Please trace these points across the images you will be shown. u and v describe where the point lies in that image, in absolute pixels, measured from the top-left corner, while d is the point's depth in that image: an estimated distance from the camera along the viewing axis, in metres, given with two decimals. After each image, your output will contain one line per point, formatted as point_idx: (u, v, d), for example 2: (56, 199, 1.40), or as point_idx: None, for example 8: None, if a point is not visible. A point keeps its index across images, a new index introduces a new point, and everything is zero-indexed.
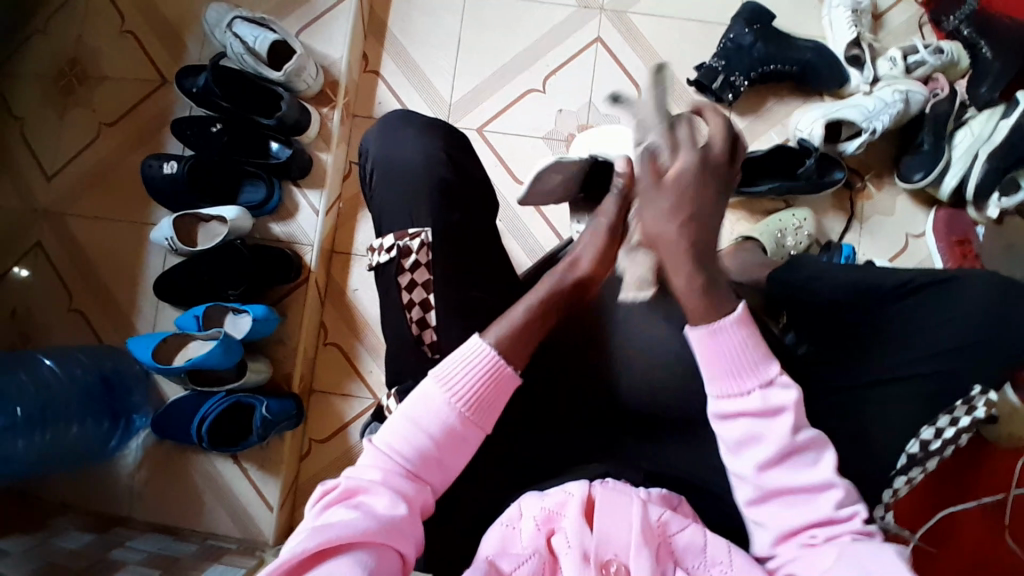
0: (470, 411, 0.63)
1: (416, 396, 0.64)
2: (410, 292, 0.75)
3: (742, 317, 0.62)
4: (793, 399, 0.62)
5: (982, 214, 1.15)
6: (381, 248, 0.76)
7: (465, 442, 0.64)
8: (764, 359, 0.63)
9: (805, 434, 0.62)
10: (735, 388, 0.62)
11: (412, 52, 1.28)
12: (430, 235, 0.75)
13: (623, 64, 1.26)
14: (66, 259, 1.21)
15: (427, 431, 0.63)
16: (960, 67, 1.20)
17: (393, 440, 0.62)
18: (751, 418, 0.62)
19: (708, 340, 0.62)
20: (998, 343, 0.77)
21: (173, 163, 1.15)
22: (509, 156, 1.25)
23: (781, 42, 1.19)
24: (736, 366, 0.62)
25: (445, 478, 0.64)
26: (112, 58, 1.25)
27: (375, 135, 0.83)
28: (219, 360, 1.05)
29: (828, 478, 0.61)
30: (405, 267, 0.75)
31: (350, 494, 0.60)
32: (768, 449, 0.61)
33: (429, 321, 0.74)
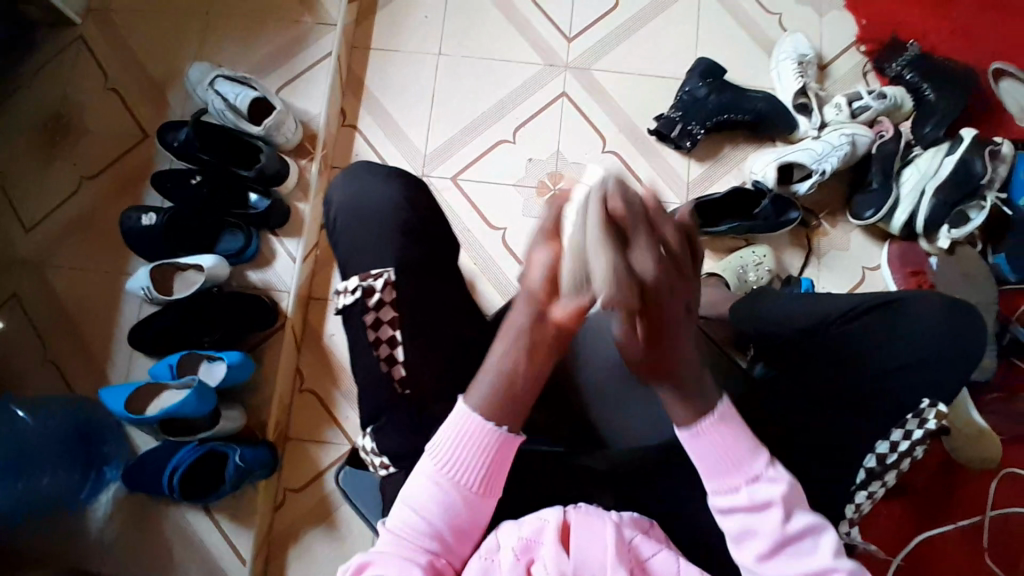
0: (466, 477, 0.67)
1: (422, 476, 0.68)
2: (376, 328, 0.79)
3: (723, 414, 0.66)
4: (779, 494, 0.65)
5: (934, 245, 1.22)
6: (347, 289, 0.80)
7: (466, 507, 0.67)
8: (749, 457, 0.66)
9: (799, 528, 0.65)
10: (727, 477, 0.66)
11: (388, 107, 1.34)
12: (393, 273, 0.80)
13: (588, 116, 1.34)
14: (40, 309, 1.21)
15: (428, 503, 0.67)
16: (904, 110, 1.28)
17: (399, 519, 0.67)
18: (741, 507, 0.66)
19: (693, 444, 0.66)
20: (944, 360, 0.83)
21: (152, 214, 1.18)
22: (484, 204, 1.30)
23: (733, 93, 1.27)
24: (730, 460, 0.66)
25: (459, 555, 0.68)
26: (95, 114, 1.29)
27: (343, 184, 0.88)
28: (192, 408, 1.04)
29: (820, 529, 0.65)
30: (370, 305, 0.79)
31: (365, 568, 0.65)
32: (765, 541, 0.65)
33: (396, 356, 0.77)
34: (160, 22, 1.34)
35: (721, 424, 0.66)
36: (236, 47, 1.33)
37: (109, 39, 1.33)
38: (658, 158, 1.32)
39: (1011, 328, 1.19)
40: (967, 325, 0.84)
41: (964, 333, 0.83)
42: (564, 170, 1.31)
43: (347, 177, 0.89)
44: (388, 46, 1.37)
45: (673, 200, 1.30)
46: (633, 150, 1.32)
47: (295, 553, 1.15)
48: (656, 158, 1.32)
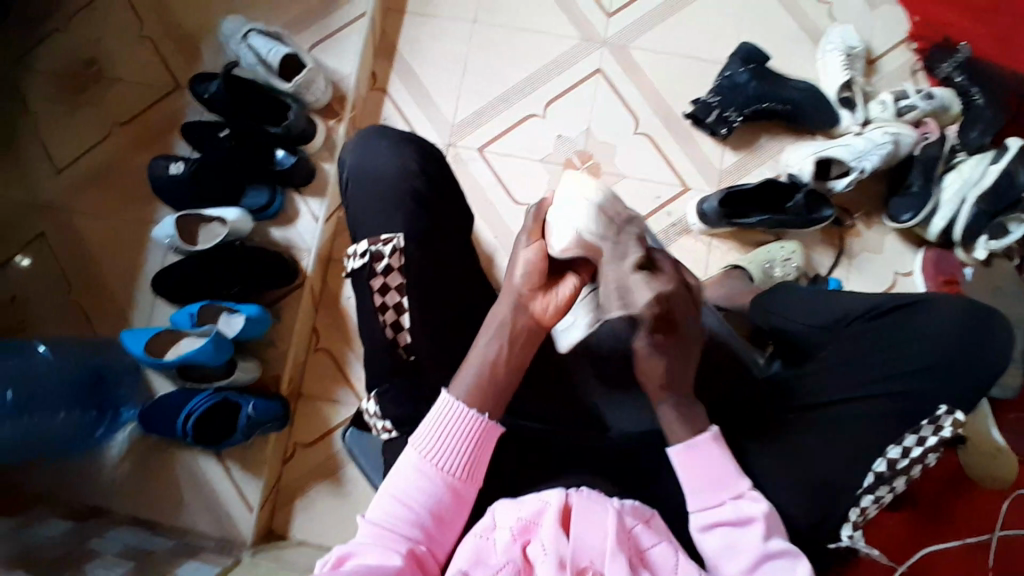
0: (446, 463, 0.70)
1: (403, 465, 0.70)
2: (383, 294, 0.78)
3: (715, 435, 0.72)
4: (760, 512, 0.70)
5: (970, 255, 1.18)
6: (355, 253, 0.81)
7: (449, 496, 0.69)
8: (732, 475, 0.72)
9: (777, 547, 0.68)
10: (711, 493, 0.71)
11: (419, 73, 1.33)
12: (402, 240, 0.79)
13: (622, 96, 1.30)
14: (68, 250, 1.24)
15: (410, 490, 0.69)
16: (951, 113, 1.22)
17: (381, 507, 0.68)
18: (726, 522, 0.70)
19: (685, 458, 0.72)
20: (971, 374, 0.80)
21: (180, 163, 1.19)
22: (510, 178, 1.28)
23: (774, 82, 1.23)
24: (713, 478, 0.71)
25: (440, 541, 0.69)
26: (131, 61, 1.30)
27: (355, 150, 0.88)
28: (208, 357, 1.07)
29: (797, 553, 0.69)
30: (377, 271, 0.79)
31: (347, 559, 0.65)
32: (746, 556, 0.68)
33: (402, 323, 0.78)
34: None
35: (712, 443, 0.72)
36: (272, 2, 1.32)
37: None
38: (691, 144, 1.29)
39: None
40: (995, 337, 0.81)
41: (987, 342, 0.81)
42: (592, 149, 1.29)
43: (357, 145, 0.88)
44: (423, 10, 1.34)
45: (702, 188, 1.27)
46: (665, 133, 1.29)
47: (301, 506, 1.18)
48: (689, 144, 1.29)
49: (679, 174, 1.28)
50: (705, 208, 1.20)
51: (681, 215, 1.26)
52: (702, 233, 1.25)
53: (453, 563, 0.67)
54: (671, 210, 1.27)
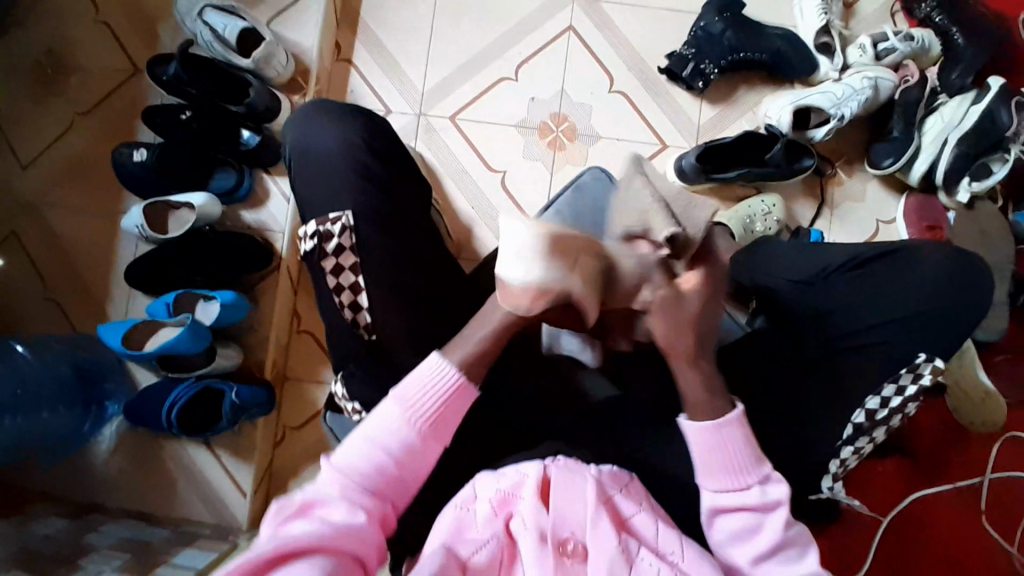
0: (423, 418, 0.67)
1: (378, 414, 0.67)
2: (337, 275, 0.77)
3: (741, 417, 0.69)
4: (785, 497, 0.67)
5: (953, 199, 1.16)
6: (306, 235, 0.80)
7: (423, 456, 0.67)
8: (759, 458, 0.68)
9: (796, 536, 0.66)
10: (733, 475, 0.68)
11: (385, 42, 1.28)
12: (351, 217, 0.78)
13: (596, 53, 1.26)
14: (40, 247, 1.22)
15: (383, 445, 0.66)
16: (932, 55, 1.19)
17: (350, 456, 0.65)
18: (746, 506, 0.67)
19: (709, 437, 0.68)
20: (951, 323, 0.79)
21: (143, 150, 1.15)
22: (484, 145, 1.25)
23: (750, 30, 1.19)
24: (735, 459, 0.68)
25: (405, 493, 0.67)
26: (86, 47, 1.25)
27: (295, 127, 0.84)
28: (187, 345, 1.05)
29: (812, 544, 0.67)
30: (328, 252, 0.78)
31: (308, 507, 0.62)
32: (761, 544, 0.66)
33: (360, 303, 0.77)
34: None
35: (739, 425, 0.69)
36: None
37: None
38: (668, 99, 1.25)
39: None
40: (971, 283, 0.80)
41: (967, 291, 0.79)
42: (568, 111, 1.26)
43: (296, 122, 0.85)
44: None
45: (681, 145, 1.25)
46: (641, 90, 1.25)
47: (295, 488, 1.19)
48: (666, 100, 1.25)
49: (657, 132, 1.25)
50: (684, 164, 1.17)
51: (660, 173, 1.24)
52: (683, 191, 1.23)
53: (433, 538, 0.67)
54: (653, 166, 1.24)
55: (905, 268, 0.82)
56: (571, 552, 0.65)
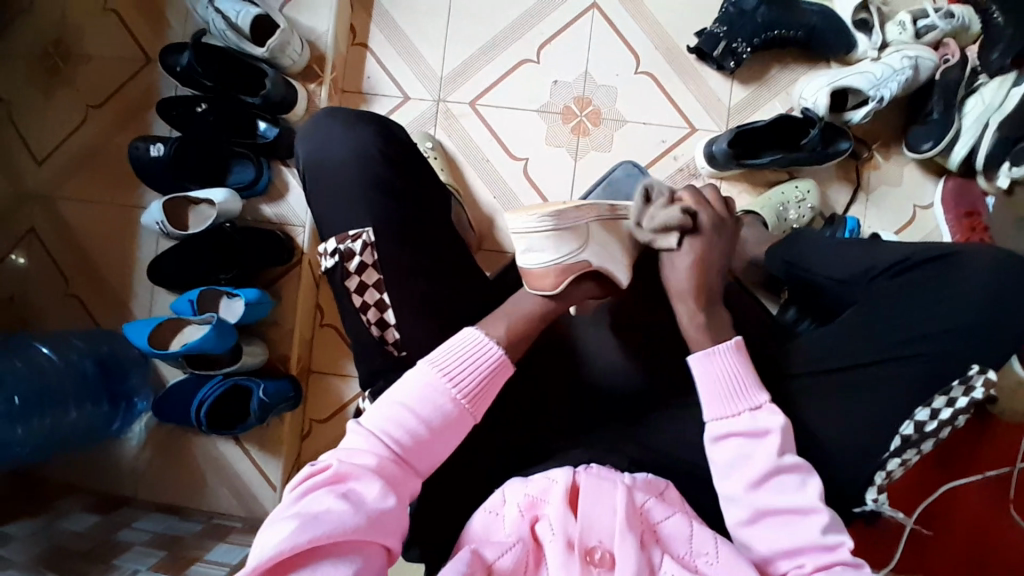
0: (462, 393, 0.68)
1: (416, 380, 0.68)
2: (363, 294, 0.78)
3: (737, 346, 0.72)
4: (778, 424, 0.68)
5: (993, 184, 1.10)
6: (326, 252, 0.79)
7: (457, 431, 0.68)
8: (753, 387, 0.70)
9: (790, 464, 0.67)
10: (729, 403, 0.70)
11: (400, 24, 1.23)
12: (372, 234, 0.77)
13: (621, 32, 1.21)
14: (58, 244, 1.21)
15: (420, 415, 0.66)
16: (972, 31, 1.12)
17: (388, 425, 0.66)
18: (740, 432, 0.69)
19: (705, 364, 0.72)
20: (1002, 326, 0.76)
21: (159, 144, 1.13)
22: (504, 131, 1.21)
23: (786, 4, 1.12)
24: (729, 388, 0.70)
25: (431, 464, 0.67)
26: (95, 36, 1.22)
27: (306, 139, 0.82)
28: (213, 345, 1.05)
29: (807, 472, 0.67)
30: (351, 270, 0.77)
31: (339, 480, 0.62)
32: (756, 467, 0.67)
33: (388, 321, 0.77)
34: None
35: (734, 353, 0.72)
36: None
37: None
38: (697, 80, 1.20)
39: None
40: None
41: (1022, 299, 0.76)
42: (592, 94, 1.21)
43: (307, 132, 0.84)
44: None
45: (711, 128, 1.20)
46: (669, 71, 1.20)
47: None
48: (694, 80, 1.20)
49: (685, 115, 1.20)
50: (715, 150, 1.12)
51: (687, 158, 1.19)
52: (710, 177, 1.18)
53: (467, 539, 0.69)
54: (676, 153, 1.20)
55: (950, 270, 0.79)
56: (598, 561, 0.63)
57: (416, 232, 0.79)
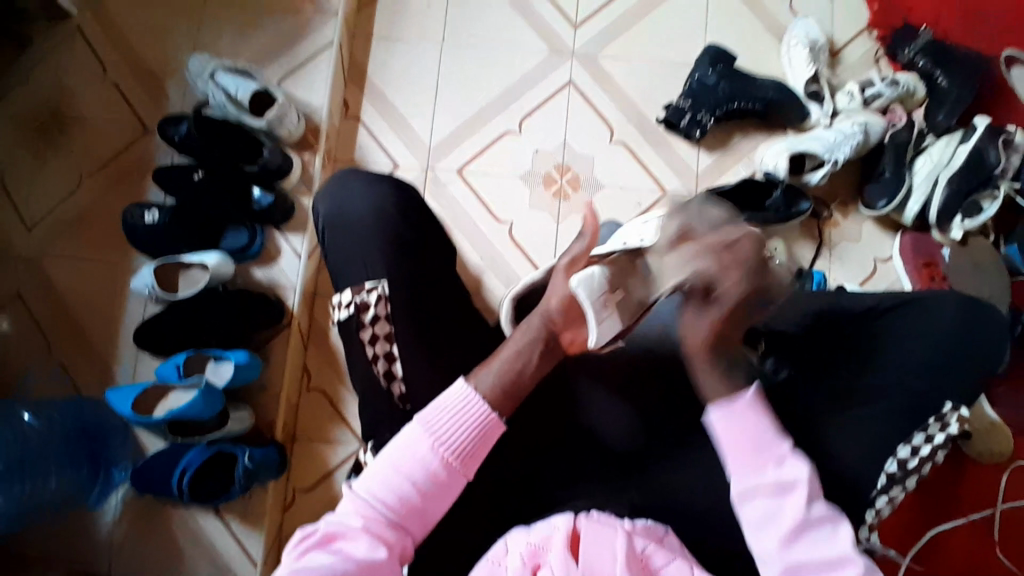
0: (448, 450, 0.68)
1: (403, 438, 0.68)
2: (374, 344, 0.80)
3: (757, 398, 0.70)
4: (803, 476, 0.68)
5: (947, 236, 1.20)
6: (342, 303, 0.82)
7: (447, 489, 0.68)
8: (776, 439, 0.70)
9: (818, 514, 0.67)
10: (754, 460, 0.69)
11: (391, 97, 1.31)
12: (387, 286, 0.81)
13: (596, 106, 1.31)
14: (44, 308, 1.20)
15: (408, 477, 0.67)
16: (916, 97, 1.25)
17: (375, 487, 0.67)
18: (766, 490, 0.68)
19: (725, 421, 0.70)
20: (966, 363, 0.82)
21: (155, 211, 1.16)
22: (490, 196, 1.28)
23: (745, 80, 1.25)
24: (751, 442, 0.70)
25: (425, 524, 0.68)
26: (96, 110, 1.27)
27: (324, 197, 0.88)
28: (200, 410, 1.04)
29: (836, 519, 0.68)
30: (365, 321, 0.80)
31: (329, 539, 0.65)
32: (785, 525, 0.67)
33: (395, 373, 0.79)
34: (160, 9, 1.31)
35: (753, 407, 0.70)
36: (235, 39, 1.30)
37: (106, 29, 1.30)
38: (666, 148, 1.30)
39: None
40: (988, 326, 0.85)
41: (978, 339, 0.83)
42: (571, 161, 1.29)
43: (329, 187, 0.88)
44: (388, 34, 1.33)
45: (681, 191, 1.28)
46: (641, 140, 1.30)
47: None
48: (664, 149, 1.30)
49: (657, 179, 1.28)
50: None
51: None
52: None
53: None
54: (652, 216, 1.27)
55: (923, 317, 0.87)
56: None
57: (418, 282, 0.82)
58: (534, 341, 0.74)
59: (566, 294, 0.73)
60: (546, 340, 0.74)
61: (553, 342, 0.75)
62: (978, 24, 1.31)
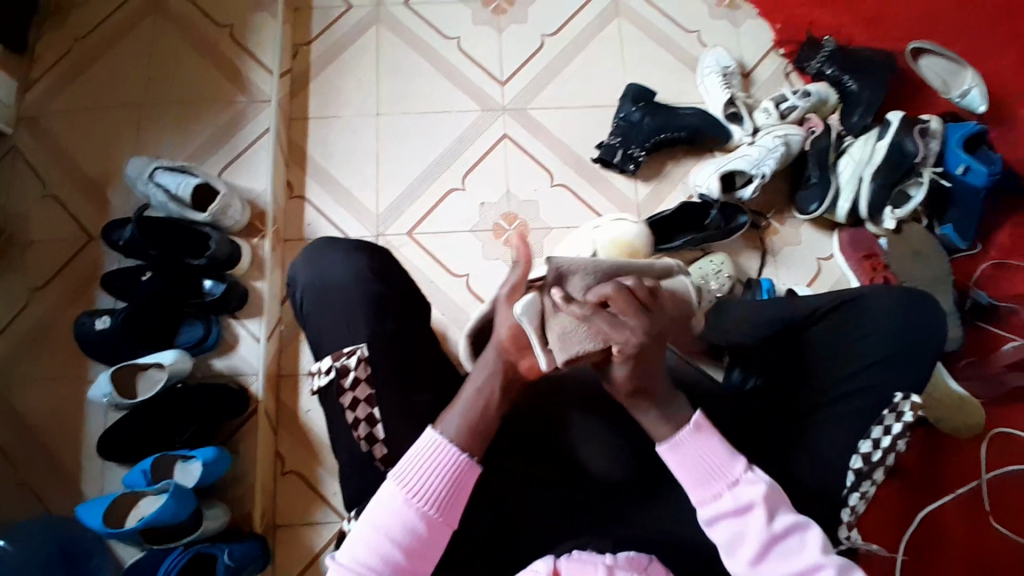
0: (425, 500, 0.68)
1: (379, 498, 0.69)
2: (354, 409, 0.79)
3: (699, 423, 0.71)
4: (760, 494, 0.68)
5: (880, 227, 1.27)
6: (321, 370, 0.81)
7: (432, 541, 0.68)
8: (728, 461, 0.70)
9: (783, 527, 0.68)
10: (708, 485, 0.70)
11: (335, 172, 1.34)
12: (367, 348, 0.81)
13: (533, 154, 1.36)
14: (2, 432, 1.16)
15: (389, 535, 0.67)
16: (829, 104, 1.34)
17: (358, 551, 0.66)
18: (727, 514, 0.69)
19: (671, 456, 0.71)
20: (912, 350, 0.85)
21: (105, 317, 1.15)
22: (443, 254, 1.30)
23: (667, 112, 1.32)
24: (705, 470, 0.70)
25: None
26: (37, 224, 1.27)
27: (303, 266, 0.89)
28: (169, 514, 1.00)
29: (804, 527, 0.68)
30: (346, 386, 0.80)
31: None
32: (751, 547, 0.67)
33: (377, 436, 0.79)
34: (94, 119, 1.33)
35: (698, 432, 0.71)
36: (173, 137, 1.33)
37: (41, 144, 1.32)
38: (604, 183, 1.35)
39: (970, 294, 1.25)
40: (925, 316, 0.86)
41: (917, 327, 0.85)
42: (517, 209, 1.33)
43: (301, 261, 0.90)
44: (324, 112, 1.37)
45: None
46: (579, 179, 1.35)
47: None
48: (603, 184, 1.35)
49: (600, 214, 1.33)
50: None
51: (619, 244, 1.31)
52: None
53: None
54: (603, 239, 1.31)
55: (861, 316, 0.89)
56: None
57: (376, 348, 0.82)
58: (492, 380, 0.73)
59: (513, 322, 0.71)
60: (505, 370, 0.73)
61: (512, 372, 0.74)
62: (875, 34, 1.40)
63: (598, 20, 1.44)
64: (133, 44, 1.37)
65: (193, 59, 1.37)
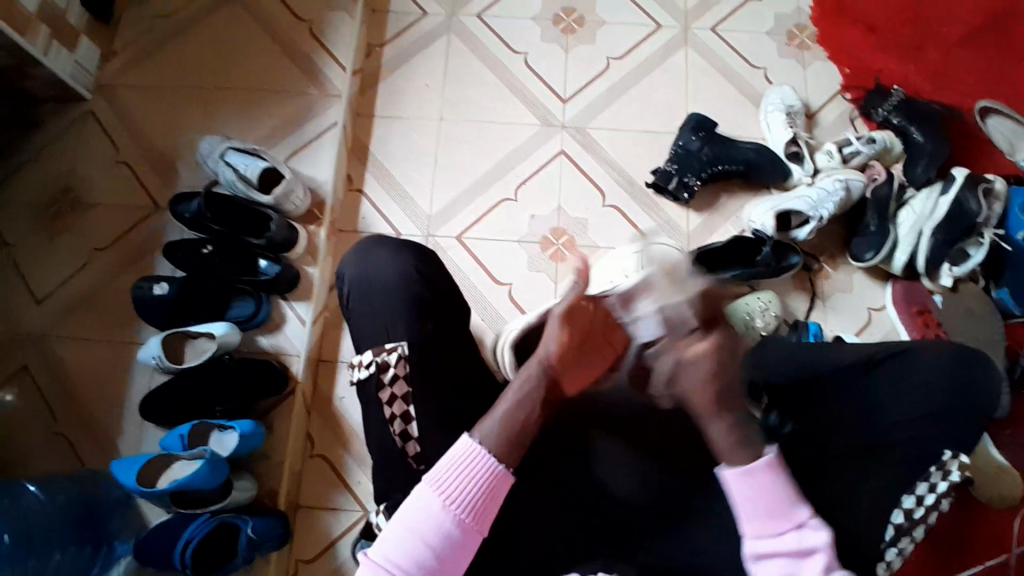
0: (462, 506, 0.69)
1: (415, 500, 0.69)
2: (392, 404, 0.81)
3: (774, 461, 0.69)
4: (824, 540, 0.68)
5: (936, 283, 1.24)
6: (361, 363, 0.83)
7: (466, 549, 0.69)
8: (797, 504, 0.69)
9: None
10: (774, 522, 0.69)
11: (394, 170, 1.38)
12: (407, 347, 0.83)
13: (587, 173, 1.38)
14: (49, 381, 1.21)
15: (424, 539, 0.67)
16: (894, 152, 1.33)
17: (391, 551, 0.67)
18: (788, 552, 0.68)
19: (741, 485, 0.69)
20: (972, 409, 0.83)
21: (163, 284, 1.19)
22: (490, 261, 1.32)
23: (725, 146, 1.32)
24: (772, 507, 0.68)
25: None
26: (106, 188, 1.33)
27: (355, 264, 0.91)
28: (203, 481, 1.03)
29: None
30: (385, 381, 0.82)
31: None
32: None
33: (411, 433, 0.80)
34: (172, 95, 1.40)
35: (771, 468, 0.69)
36: (244, 120, 1.39)
37: (119, 114, 1.39)
38: (656, 209, 1.35)
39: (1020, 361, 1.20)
40: (980, 382, 0.84)
41: (968, 384, 0.84)
42: (566, 225, 1.34)
43: (356, 253, 0.92)
44: (391, 111, 1.42)
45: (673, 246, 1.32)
46: (630, 201, 1.36)
47: None
48: (654, 210, 1.35)
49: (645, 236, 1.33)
50: None
51: None
52: None
53: None
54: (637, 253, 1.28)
55: (912, 371, 0.87)
56: None
57: (422, 344, 0.84)
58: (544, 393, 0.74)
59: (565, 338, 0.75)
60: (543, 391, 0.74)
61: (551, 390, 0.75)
62: (948, 88, 1.38)
63: (665, 48, 1.45)
64: (215, 27, 1.44)
65: (271, 48, 1.43)
